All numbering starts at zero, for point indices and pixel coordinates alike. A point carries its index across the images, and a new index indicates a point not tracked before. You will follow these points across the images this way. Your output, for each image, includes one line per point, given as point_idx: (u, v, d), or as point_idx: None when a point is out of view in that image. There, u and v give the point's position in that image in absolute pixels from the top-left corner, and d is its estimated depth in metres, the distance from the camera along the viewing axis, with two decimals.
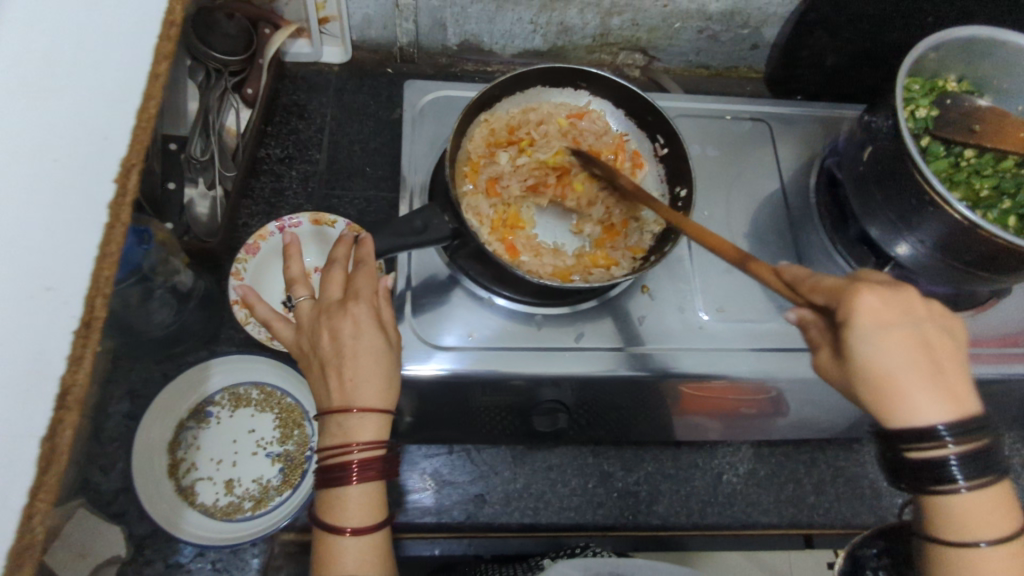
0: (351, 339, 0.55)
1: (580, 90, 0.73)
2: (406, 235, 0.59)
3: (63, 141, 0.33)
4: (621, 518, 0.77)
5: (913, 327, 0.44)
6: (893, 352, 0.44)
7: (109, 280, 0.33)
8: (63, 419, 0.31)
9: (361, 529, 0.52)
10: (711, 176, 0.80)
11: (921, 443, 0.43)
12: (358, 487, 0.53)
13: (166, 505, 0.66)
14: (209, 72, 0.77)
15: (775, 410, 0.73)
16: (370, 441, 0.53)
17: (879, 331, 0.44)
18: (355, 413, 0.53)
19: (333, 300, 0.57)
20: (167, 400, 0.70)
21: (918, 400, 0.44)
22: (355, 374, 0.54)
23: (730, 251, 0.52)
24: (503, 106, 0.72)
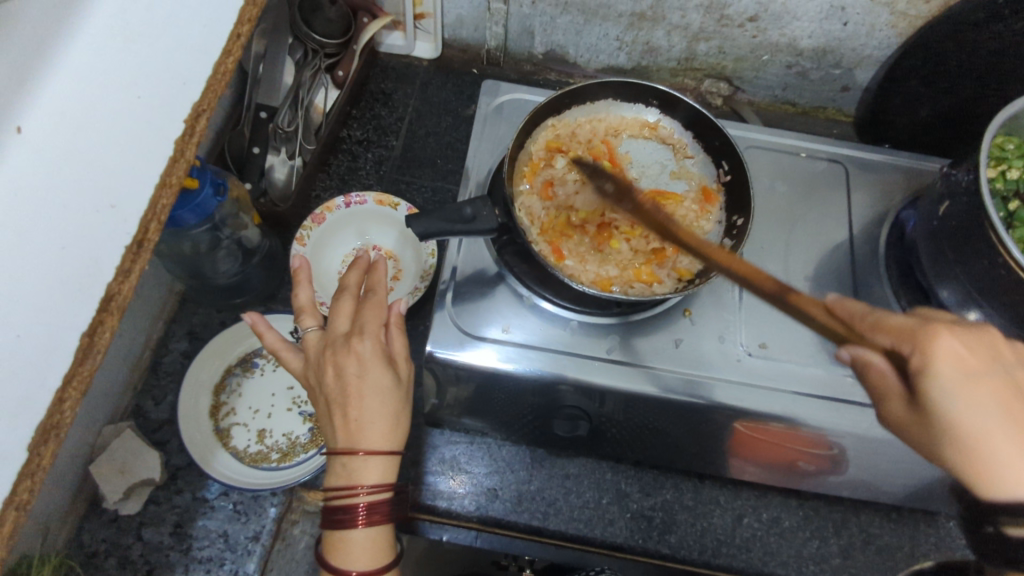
0: (355, 377, 0.54)
1: (651, 108, 0.74)
2: (454, 222, 0.61)
3: (149, 82, 0.38)
4: (631, 540, 0.75)
5: (1005, 375, 0.45)
6: (982, 408, 0.44)
7: (165, 208, 0.38)
8: (105, 321, 0.35)
9: (367, 573, 0.54)
10: (774, 211, 0.79)
11: (1014, 503, 0.42)
12: (364, 532, 0.54)
13: (202, 442, 0.71)
14: (308, 52, 0.86)
15: (834, 468, 0.71)
16: (375, 484, 0.54)
17: (961, 382, 0.44)
18: (361, 455, 0.53)
19: (338, 335, 0.57)
20: (220, 345, 0.76)
21: (1004, 457, 0.43)
22: (361, 414, 0.54)
23: (769, 283, 0.48)
24: (572, 113, 0.75)
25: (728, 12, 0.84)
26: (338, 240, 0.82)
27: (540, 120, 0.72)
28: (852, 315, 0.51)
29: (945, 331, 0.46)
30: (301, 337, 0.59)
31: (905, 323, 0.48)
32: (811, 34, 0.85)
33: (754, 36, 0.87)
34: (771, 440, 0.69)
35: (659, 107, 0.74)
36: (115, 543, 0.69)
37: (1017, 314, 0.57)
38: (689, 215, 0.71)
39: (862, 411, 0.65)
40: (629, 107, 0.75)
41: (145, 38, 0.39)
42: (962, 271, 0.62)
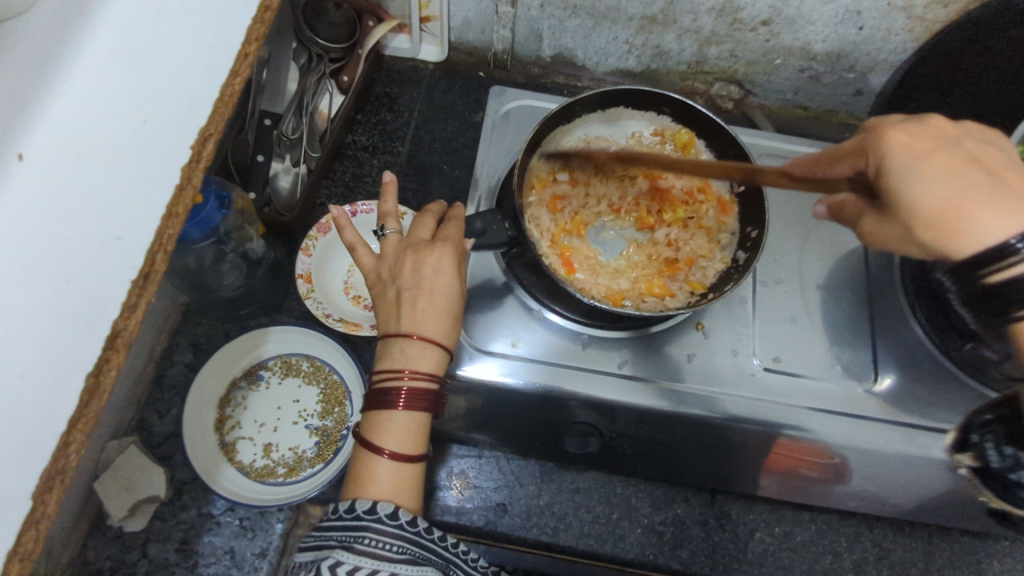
0: (432, 274, 0.57)
1: (663, 116, 0.73)
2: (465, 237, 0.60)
3: (153, 108, 0.37)
4: (642, 556, 0.75)
5: (957, 149, 0.44)
6: (940, 177, 0.42)
7: (172, 238, 0.36)
8: (111, 358, 0.33)
9: (401, 454, 0.53)
10: (790, 220, 0.76)
11: (998, 263, 0.39)
12: (405, 414, 0.54)
13: (207, 457, 0.70)
14: (312, 57, 0.84)
15: (835, 477, 0.70)
16: (425, 373, 0.55)
17: (919, 161, 0.43)
18: (418, 341, 0.56)
19: (420, 240, 0.60)
20: (224, 358, 0.75)
21: (978, 210, 0.40)
22: (428, 307, 0.56)
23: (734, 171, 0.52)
24: (582, 122, 0.73)
25: (740, 16, 0.82)
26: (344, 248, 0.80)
27: (551, 129, 0.71)
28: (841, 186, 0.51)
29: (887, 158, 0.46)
30: (380, 238, 0.62)
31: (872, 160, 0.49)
32: (825, 38, 0.84)
33: (767, 40, 0.86)
34: (779, 455, 0.68)
35: (673, 116, 0.73)
36: (120, 560, 0.68)
37: None
38: (704, 227, 0.69)
39: (876, 426, 0.64)
40: (643, 117, 0.75)
41: (147, 62, 0.38)
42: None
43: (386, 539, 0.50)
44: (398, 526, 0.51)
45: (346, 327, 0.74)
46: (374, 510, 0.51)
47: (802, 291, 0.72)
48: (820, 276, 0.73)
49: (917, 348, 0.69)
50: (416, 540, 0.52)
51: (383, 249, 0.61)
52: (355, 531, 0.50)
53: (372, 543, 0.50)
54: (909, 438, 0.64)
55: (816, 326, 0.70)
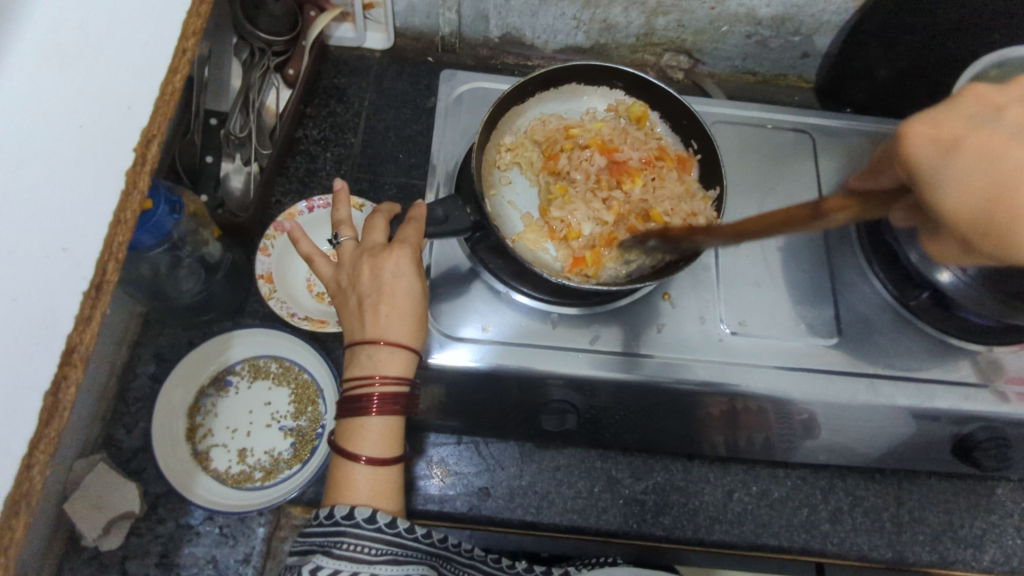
0: (392, 278, 0.56)
1: (616, 90, 0.74)
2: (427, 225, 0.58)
3: (88, 111, 0.35)
4: (625, 526, 0.76)
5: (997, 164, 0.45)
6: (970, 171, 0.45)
7: (122, 245, 0.35)
8: (68, 375, 0.32)
9: (377, 459, 0.53)
10: (743, 186, 0.78)
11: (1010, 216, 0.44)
12: (377, 419, 0.54)
13: (181, 467, 0.69)
14: (254, 51, 0.82)
15: (805, 432, 0.72)
16: (394, 376, 0.55)
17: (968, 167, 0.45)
18: (385, 347, 0.55)
19: (377, 244, 0.59)
20: (190, 366, 0.73)
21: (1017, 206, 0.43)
22: (391, 311, 0.55)
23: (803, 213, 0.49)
24: (536, 103, 0.74)
25: None
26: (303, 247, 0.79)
27: (507, 113, 0.71)
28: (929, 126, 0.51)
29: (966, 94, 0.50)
30: (336, 246, 0.61)
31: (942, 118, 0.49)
32: (769, 3, 0.84)
33: (712, 8, 0.86)
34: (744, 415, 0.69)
35: (626, 89, 0.74)
36: None
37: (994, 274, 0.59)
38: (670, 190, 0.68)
39: (841, 379, 0.66)
40: (596, 91, 0.75)
41: (79, 62, 0.36)
42: None
43: (365, 542, 0.51)
44: (377, 529, 0.51)
45: (312, 325, 0.73)
46: (352, 515, 0.51)
47: (763, 254, 0.73)
48: (779, 238, 0.74)
49: (875, 301, 0.71)
50: (397, 541, 0.52)
51: (340, 257, 0.60)
52: (334, 536, 0.50)
53: (351, 547, 0.50)
54: (873, 388, 0.66)
55: (779, 289, 0.71)
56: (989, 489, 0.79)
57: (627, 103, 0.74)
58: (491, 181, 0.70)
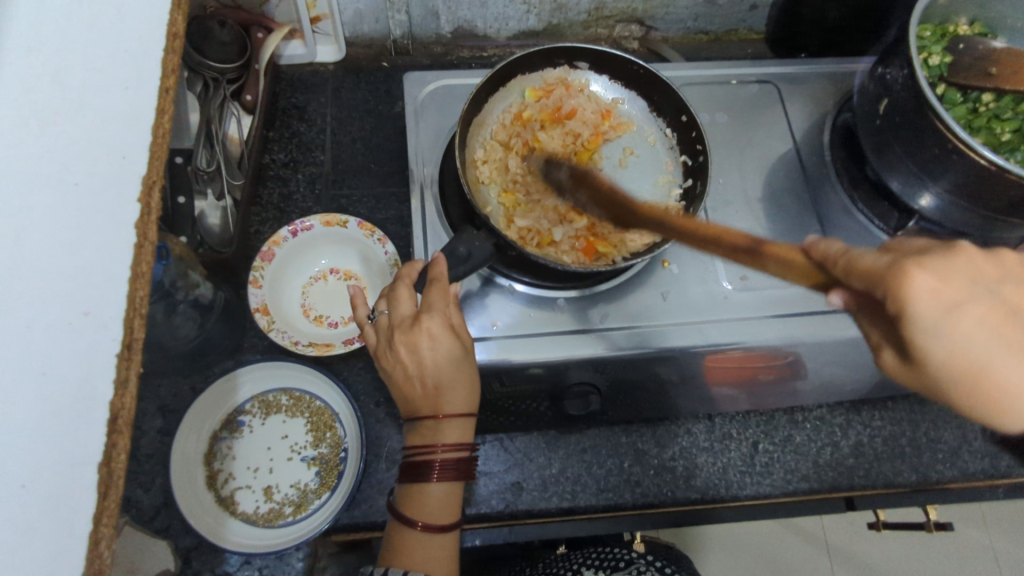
0: (430, 351, 0.56)
1: (562, 67, 0.75)
2: (456, 265, 0.58)
3: (81, 167, 0.34)
4: (660, 495, 0.77)
5: (992, 301, 0.42)
6: (979, 336, 0.42)
7: (144, 299, 0.35)
8: (116, 441, 0.33)
9: (437, 526, 0.56)
10: (720, 144, 0.79)
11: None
12: (439, 485, 0.56)
13: (210, 517, 0.67)
14: (208, 82, 0.80)
15: (793, 375, 0.72)
16: (454, 443, 0.57)
17: (947, 318, 0.41)
18: (441, 417, 0.56)
19: (406, 314, 0.58)
20: (199, 412, 0.71)
21: (1006, 378, 0.42)
22: (439, 383, 0.56)
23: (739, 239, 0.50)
24: (492, 105, 0.73)
25: None
26: (293, 274, 0.78)
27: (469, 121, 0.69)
28: (828, 251, 0.49)
29: (919, 266, 0.41)
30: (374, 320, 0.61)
31: (877, 265, 0.44)
32: None
33: None
34: (743, 367, 0.70)
35: (568, 63, 0.75)
36: None
37: (974, 190, 0.61)
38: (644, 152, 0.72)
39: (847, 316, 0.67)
40: (539, 72, 0.75)
41: (57, 117, 0.34)
42: (922, 161, 0.64)
43: None
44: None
45: (318, 349, 0.72)
46: None
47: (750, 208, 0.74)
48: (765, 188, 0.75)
49: (865, 234, 0.74)
50: None
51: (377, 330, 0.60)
52: None
53: None
54: None
55: None
56: None
57: (572, 75, 0.75)
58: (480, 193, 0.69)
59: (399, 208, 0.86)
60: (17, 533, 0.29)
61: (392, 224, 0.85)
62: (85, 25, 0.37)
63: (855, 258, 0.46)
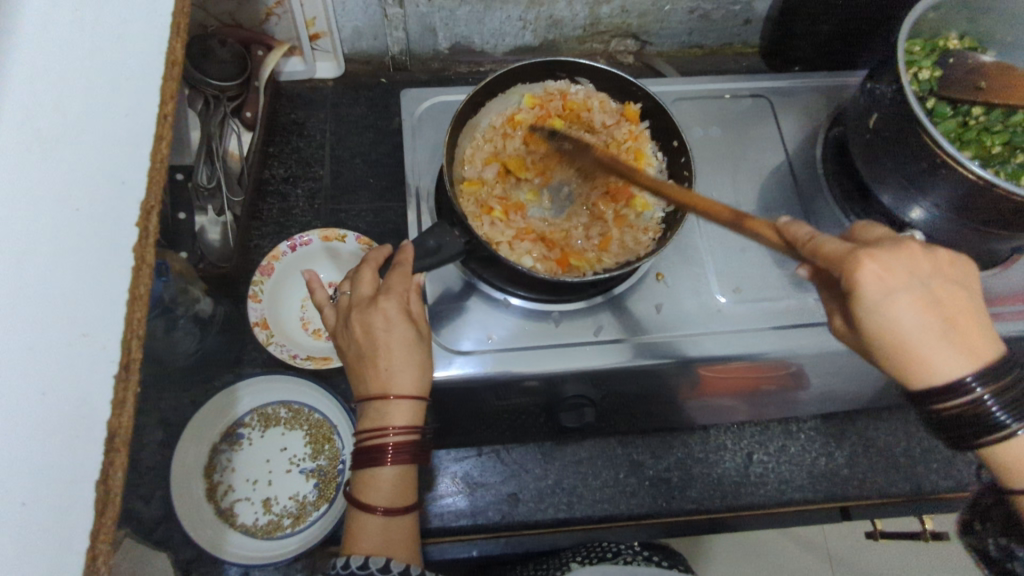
0: (385, 331, 0.57)
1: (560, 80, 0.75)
2: (423, 258, 0.60)
3: (82, 194, 0.36)
4: (656, 506, 0.77)
5: (922, 289, 0.44)
6: (907, 316, 0.43)
7: (142, 321, 0.36)
8: (114, 460, 0.34)
9: (392, 510, 0.55)
10: (712, 158, 0.80)
11: (949, 400, 0.44)
12: (392, 468, 0.56)
13: (208, 528, 0.68)
14: (208, 100, 0.81)
15: (796, 384, 0.73)
16: (406, 426, 0.56)
17: (885, 298, 0.43)
18: (393, 399, 0.56)
19: (365, 296, 0.60)
20: (199, 425, 0.72)
21: (937, 356, 0.44)
22: (390, 363, 0.57)
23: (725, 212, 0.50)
24: (488, 110, 0.74)
25: None
26: (293, 287, 0.79)
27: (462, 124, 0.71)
28: (798, 236, 0.48)
29: (874, 255, 0.43)
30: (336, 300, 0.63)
31: (839, 250, 0.45)
32: None
33: None
34: (737, 377, 0.70)
35: (568, 76, 0.75)
36: None
37: (963, 203, 0.62)
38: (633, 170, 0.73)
39: None
40: (539, 82, 0.75)
41: (59, 146, 0.35)
42: (912, 172, 0.65)
43: None
44: None
45: (317, 362, 0.73)
46: (367, 565, 0.51)
47: None
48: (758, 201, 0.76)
49: None
50: None
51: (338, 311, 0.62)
52: None
53: None
54: None
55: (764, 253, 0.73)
56: None
57: (572, 89, 0.76)
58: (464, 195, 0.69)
59: (397, 222, 0.87)
60: (16, 548, 0.30)
61: (390, 238, 0.86)
62: (86, 52, 0.38)
63: (819, 241, 0.47)
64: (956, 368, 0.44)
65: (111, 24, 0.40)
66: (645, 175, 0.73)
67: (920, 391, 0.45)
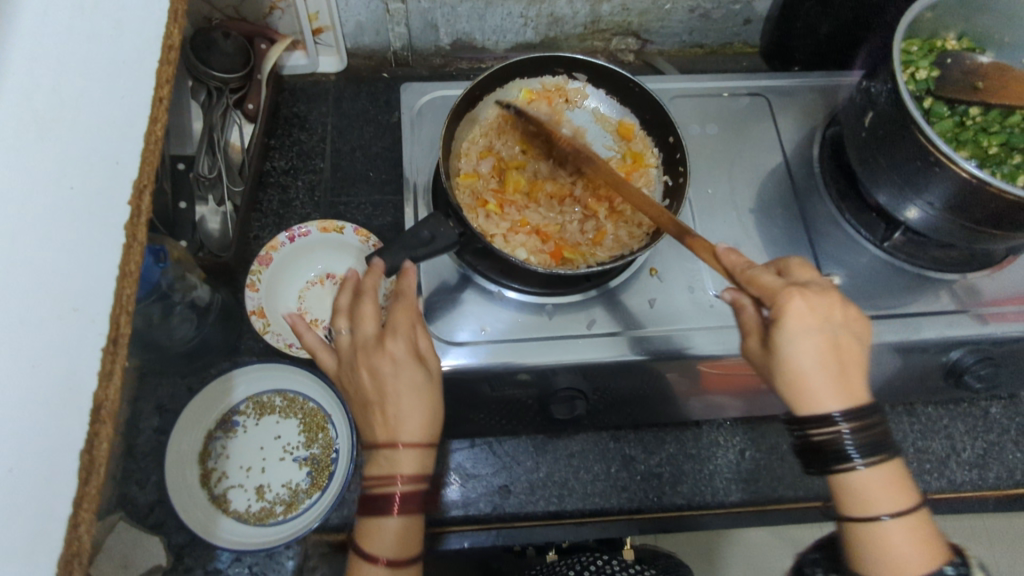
0: (393, 377, 0.57)
1: (559, 76, 0.76)
2: (417, 248, 0.62)
3: (77, 170, 0.37)
4: (646, 501, 0.77)
5: (830, 332, 0.50)
6: (808, 351, 0.50)
7: (130, 297, 0.38)
8: (98, 433, 0.36)
9: (397, 561, 0.55)
10: (709, 156, 0.80)
11: (821, 427, 0.49)
12: (398, 519, 0.56)
13: (201, 513, 0.69)
14: (211, 91, 0.83)
15: None
16: (412, 475, 0.56)
17: (803, 331, 0.50)
18: (400, 447, 0.56)
19: (370, 337, 0.59)
20: (194, 412, 0.72)
21: (823, 390, 0.50)
22: (397, 411, 0.57)
23: (671, 226, 0.59)
24: (487, 103, 0.75)
25: None
26: (291, 277, 0.79)
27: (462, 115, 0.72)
28: (735, 263, 0.55)
29: (799, 291, 0.50)
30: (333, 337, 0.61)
31: (773, 284, 0.52)
32: None
33: None
34: (733, 373, 0.69)
35: (565, 72, 0.76)
36: None
37: (954, 202, 0.63)
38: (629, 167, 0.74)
39: None
40: (538, 78, 0.76)
41: (55, 120, 0.36)
42: (907, 171, 0.66)
43: None
44: None
45: (311, 352, 0.74)
46: None
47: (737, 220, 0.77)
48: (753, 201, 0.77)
49: (854, 245, 0.75)
50: None
51: (340, 348, 0.61)
52: None
53: None
54: None
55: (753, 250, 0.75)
56: (982, 410, 0.82)
57: (570, 85, 0.77)
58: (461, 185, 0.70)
59: (395, 215, 0.88)
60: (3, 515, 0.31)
61: (388, 231, 0.87)
62: (84, 35, 0.39)
63: (755, 274, 0.53)
64: (837, 401, 0.49)
65: (109, 10, 0.41)
66: (644, 174, 0.74)
67: (802, 415, 0.50)
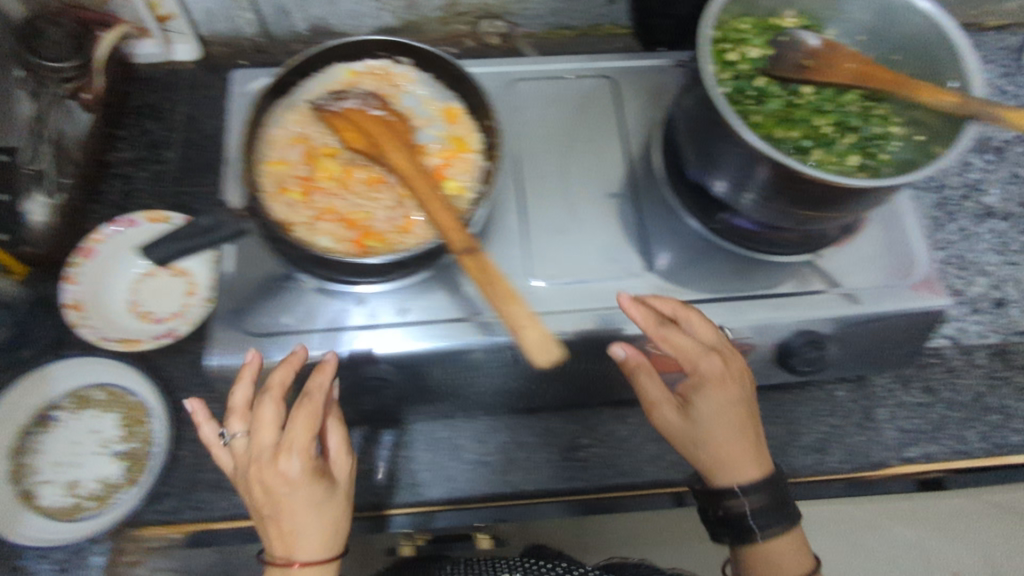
0: (288, 494, 0.57)
1: (381, 60, 0.76)
2: (200, 237, 0.67)
3: None
4: (473, 490, 0.76)
5: (740, 408, 0.63)
6: (727, 428, 0.62)
7: None
8: None
9: None
10: (547, 139, 0.78)
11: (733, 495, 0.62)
12: None
13: (4, 510, 0.67)
14: (40, 77, 0.79)
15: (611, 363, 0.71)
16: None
17: (654, 381, 0.63)
18: (296, 565, 0.58)
19: (266, 445, 0.59)
20: (4, 408, 0.71)
21: (735, 466, 0.62)
22: (293, 528, 0.58)
23: (460, 241, 0.63)
24: (305, 87, 0.74)
25: None
26: (115, 268, 0.79)
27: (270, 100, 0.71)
28: (495, 296, 0.60)
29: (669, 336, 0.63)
30: (228, 438, 0.62)
31: (685, 342, 0.63)
32: None
33: None
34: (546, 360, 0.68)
35: (389, 56, 0.75)
36: None
37: None
38: (450, 152, 0.73)
39: None
40: (362, 61, 0.75)
41: None
42: (725, 156, 0.65)
43: None
44: None
45: (126, 344, 0.75)
46: None
47: (570, 206, 0.76)
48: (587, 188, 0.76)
49: (685, 231, 0.76)
50: None
51: (235, 453, 0.61)
52: None
53: None
54: None
55: (585, 233, 0.74)
56: (828, 393, 0.83)
57: (394, 69, 0.75)
58: (266, 170, 0.69)
59: None
60: None
61: None
62: None
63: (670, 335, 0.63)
64: (745, 474, 0.62)
65: None
66: (463, 159, 0.72)
67: (715, 488, 0.63)
